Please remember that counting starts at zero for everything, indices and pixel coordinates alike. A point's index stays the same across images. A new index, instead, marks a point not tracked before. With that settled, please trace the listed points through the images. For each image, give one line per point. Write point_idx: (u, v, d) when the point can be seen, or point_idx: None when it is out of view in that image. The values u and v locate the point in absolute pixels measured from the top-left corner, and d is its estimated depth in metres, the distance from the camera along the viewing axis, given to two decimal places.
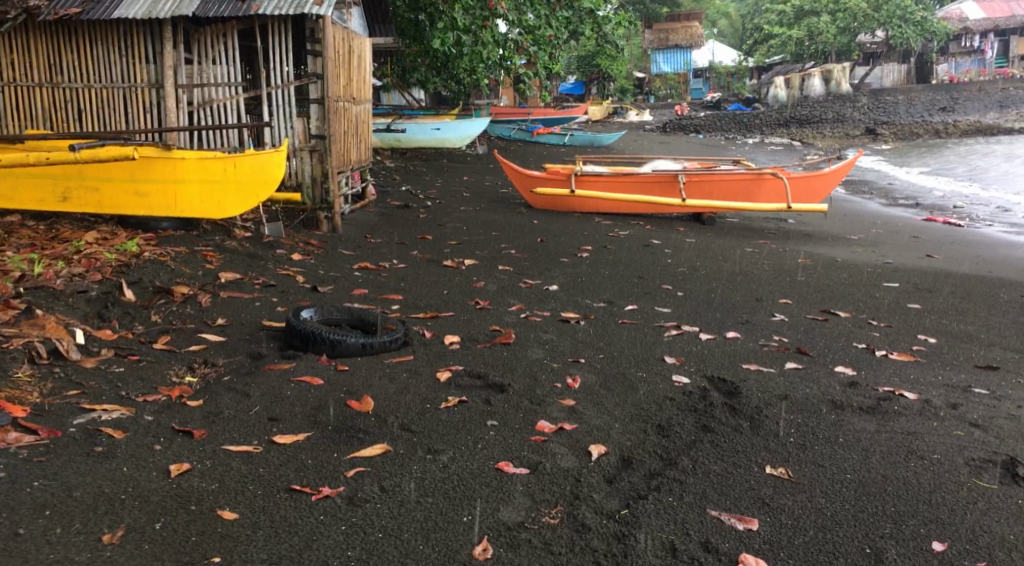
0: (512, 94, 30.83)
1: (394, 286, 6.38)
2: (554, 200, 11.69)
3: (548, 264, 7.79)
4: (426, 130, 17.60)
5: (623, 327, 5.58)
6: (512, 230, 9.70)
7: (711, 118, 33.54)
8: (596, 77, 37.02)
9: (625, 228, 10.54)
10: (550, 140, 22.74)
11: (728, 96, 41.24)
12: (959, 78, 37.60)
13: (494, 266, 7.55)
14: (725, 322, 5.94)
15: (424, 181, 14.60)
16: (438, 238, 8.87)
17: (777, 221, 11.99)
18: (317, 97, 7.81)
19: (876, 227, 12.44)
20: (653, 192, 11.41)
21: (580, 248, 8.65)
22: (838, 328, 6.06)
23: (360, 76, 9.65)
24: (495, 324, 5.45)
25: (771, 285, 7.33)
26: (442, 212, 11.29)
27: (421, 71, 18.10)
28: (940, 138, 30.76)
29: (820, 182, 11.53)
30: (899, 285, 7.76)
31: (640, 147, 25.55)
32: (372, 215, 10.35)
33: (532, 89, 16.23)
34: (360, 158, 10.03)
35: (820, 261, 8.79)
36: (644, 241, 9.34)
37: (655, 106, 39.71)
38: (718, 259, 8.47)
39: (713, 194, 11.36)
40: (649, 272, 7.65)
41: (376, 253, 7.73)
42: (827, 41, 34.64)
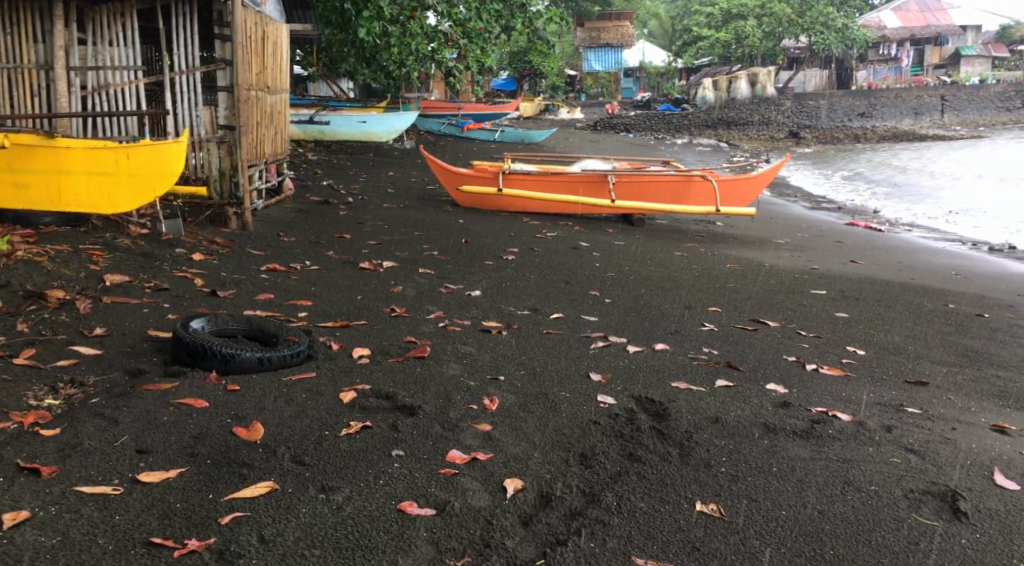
0: (444, 88, 30.42)
1: (302, 291, 5.95)
2: (482, 199, 11.34)
3: (471, 267, 7.44)
4: (351, 123, 17.15)
5: (546, 339, 5.26)
6: (435, 230, 9.31)
7: (641, 117, 33.66)
8: (528, 73, 36.82)
9: (552, 229, 10.24)
10: (480, 137, 22.49)
11: (658, 96, 41.55)
12: (878, 84, 38.59)
13: (413, 269, 7.17)
14: (653, 334, 5.66)
15: (347, 176, 14.11)
16: (357, 238, 8.44)
17: (706, 224, 11.85)
18: (226, 84, 7.50)
19: (804, 231, 12.39)
20: (582, 192, 11.15)
21: (505, 249, 8.32)
22: (767, 338, 5.85)
23: (276, 63, 9.18)
24: (409, 335, 5.08)
25: (698, 292, 7.10)
26: (364, 209, 10.85)
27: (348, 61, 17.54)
28: (860, 143, 31.45)
29: (749, 184, 11.43)
30: (827, 292, 7.62)
31: (571, 145, 25.39)
32: (288, 211, 9.86)
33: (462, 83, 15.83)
34: (275, 153, 9.61)
35: (748, 266, 8.64)
36: (571, 242, 9.06)
37: (586, 104, 39.73)
38: (646, 263, 8.24)
39: (642, 195, 11.16)
40: (576, 277, 7.35)
41: (288, 254, 7.27)
42: (754, 45, 35.09)
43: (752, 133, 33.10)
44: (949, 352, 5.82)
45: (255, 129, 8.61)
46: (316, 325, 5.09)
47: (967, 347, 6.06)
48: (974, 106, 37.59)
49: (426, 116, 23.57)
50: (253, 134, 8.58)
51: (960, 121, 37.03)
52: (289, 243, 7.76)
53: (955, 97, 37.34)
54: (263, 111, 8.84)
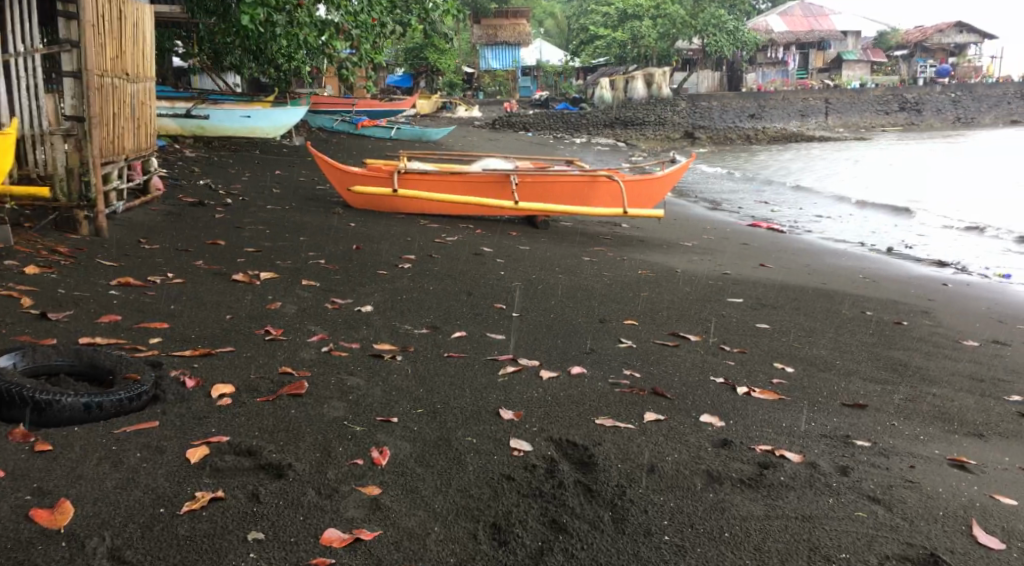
0: (337, 84, 29.32)
1: (157, 312, 5.11)
2: (375, 200, 10.55)
3: (361, 277, 6.68)
4: (234, 118, 16.16)
5: (446, 364, 4.58)
6: (323, 234, 8.51)
7: (539, 116, 33.28)
8: (424, 70, 36.09)
9: (451, 232, 9.56)
10: (376, 134, 21.56)
11: (555, 95, 41.35)
12: (766, 87, 39.35)
13: (295, 281, 6.38)
14: (566, 355, 5.06)
15: (228, 174, 13.08)
16: (232, 245, 7.57)
17: (612, 227, 11.38)
18: (71, 69, 6.67)
19: (709, 233, 12.07)
20: (482, 193, 10.51)
21: (400, 257, 7.59)
22: (690, 356, 5.33)
23: (136, 49, 8.40)
24: (284, 365, 4.34)
25: (610, 303, 6.55)
26: (245, 211, 9.96)
27: (234, 54, 16.44)
28: (752, 144, 31.92)
29: (655, 184, 11.02)
30: (743, 300, 7.19)
31: (469, 143, 24.71)
32: (155, 215, 8.90)
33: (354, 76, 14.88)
34: (138, 148, 8.83)
35: (660, 273, 8.15)
36: (472, 247, 8.41)
37: (484, 102, 39.19)
38: (553, 270, 7.66)
39: (547, 196, 10.61)
40: (478, 287, 6.70)
41: (149, 266, 6.39)
42: (649, 46, 35.18)
43: (649, 133, 33.19)
44: (880, 365, 5.41)
45: (111, 121, 7.84)
46: (169, 354, 4.29)
47: (896, 359, 5.65)
48: (857, 109, 38.79)
49: (317, 112, 22.52)
50: (109, 128, 7.80)
51: (844, 123, 38.14)
52: (151, 254, 6.86)
53: (839, 100, 38.46)
54: (120, 101, 8.02)
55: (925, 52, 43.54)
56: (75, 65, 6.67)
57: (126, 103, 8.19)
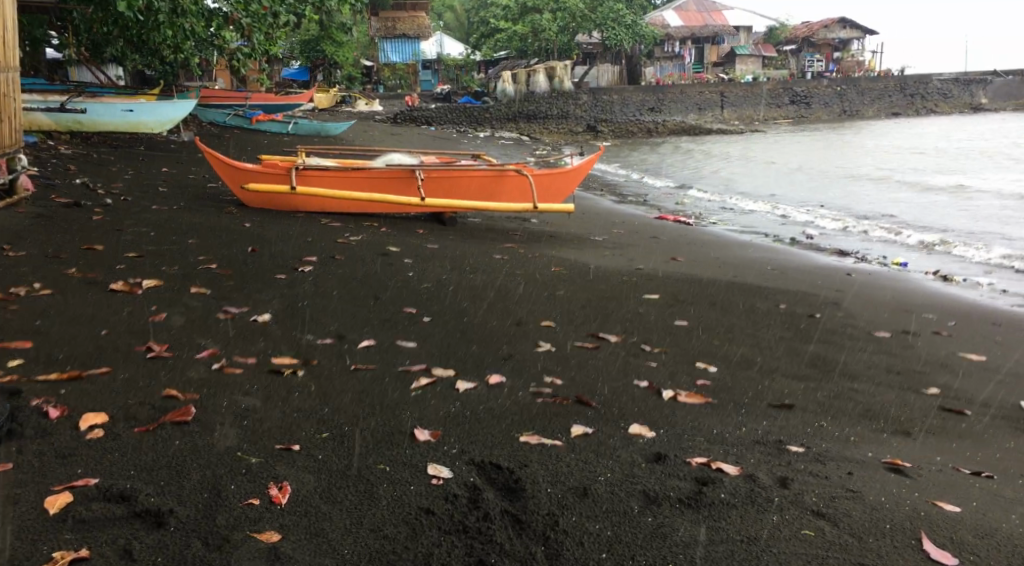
0: (230, 77, 28.18)
1: (18, 330, 4.59)
2: (272, 199, 10.00)
3: (257, 282, 6.24)
4: (114, 112, 15.07)
5: (352, 378, 4.22)
6: (215, 236, 7.96)
7: (441, 109, 32.80)
8: (322, 63, 35.22)
9: (354, 231, 9.12)
10: (272, 129, 20.75)
11: (458, 88, 40.92)
12: (664, 81, 39.81)
13: (183, 288, 5.88)
14: (481, 363, 4.75)
15: (111, 172, 12.26)
16: (112, 250, 6.98)
17: (521, 222, 11.12)
18: None
19: (619, 227, 11.95)
20: (387, 189, 10.09)
21: (300, 259, 7.14)
22: (609, 359, 5.10)
23: None
24: (169, 386, 3.90)
25: (524, 304, 6.28)
26: (128, 211, 9.31)
27: (116, 44, 15.47)
28: (653, 137, 32.28)
29: (564, 178, 10.82)
30: (659, 296, 7.02)
31: (370, 138, 24.07)
32: (25, 219, 8.19)
33: (246, 68, 14.18)
34: (1, 144, 8.15)
35: (573, 270, 7.92)
36: (376, 247, 8.01)
37: (386, 95, 38.46)
38: (462, 270, 7.33)
39: (453, 192, 10.28)
40: (384, 290, 6.32)
41: (14, 277, 5.79)
42: (550, 39, 35.09)
43: (552, 127, 33.14)
44: (802, 361, 5.29)
45: None
46: (31, 379, 3.81)
47: (816, 353, 5.54)
48: (751, 102, 39.73)
49: (210, 106, 21.55)
50: None
51: (739, 116, 39.03)
52: (17, 263, 6.24)
53: (734, 94, 39.30)
54: None
55: (814, 47, 44.98)
56: None
57: None
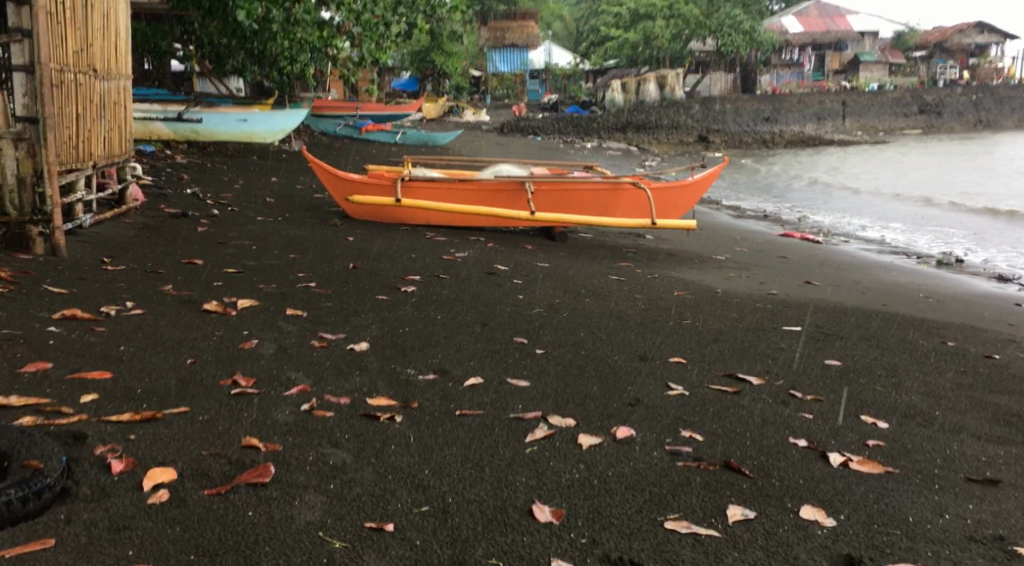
0: (342, 87, 28.41)
1: (99, 356, 4.19)
2: (376, 210, 9.62)
3: (356, 303, 5.75)
4: (230, 121, 15.03)
5: (456, 427, 3.63)
6: (317, 251, 7.55)
7: (549, 119, 32.22)
8: (430, 74, 35.26)
9: (460, 247, 8.59)
10: (380, 138, 20.66)
11: (565, 98, 40.29)
12: (781, 89, 38.09)
13: (278, 310, 5.43)
14: (605, 410, 4.08)
15: (220, 182, 12.17)
16: (211, 265, 6.65)
17: (635, 239, 10.39)
18: (22, 63, 6.11)
19: (742, 245, 11.04)
20: (495, 203, 9.59)
21: (403, 277, 6.64)
22: (754, 407, 4.33)
23: (109, 43, 7.62)
24: (250, 432, 3.39)
25: (647, 335, 5.58)
26: (232, 222, 9.07)
27: (237, 57, 15.54)
28: (768, 148, 30.82)
29: (684, 191, 10.06)
30: (802, 328, 6.16)
31: (478, 148, 23.71)
32: (130, 229, 8.00)
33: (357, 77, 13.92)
34: (111, 154, 7.98)
35: (699, 295, 7.13)
36: (484, 265, 7.45)
37: (493, 105, 38.18)
38: (577, 293, 6.67)
39: (565, 206, 9.69)
40: (492, 316, 5.73)
41: (107, 294, 5.47)
42: (661, 47, 34.06)
43: (662, 137, 32.08)
44: (990, 418, 4.39)
45: (76, 122, 7.00)
46: (100, 419, 3.35)
47: (1006, 407, 4.61)
48: (874, 111, 37.63)
49: (321, 116, 21.65)
50: (74, 128, 6.98)
51: (861, 126, 36.96)
52: (113, 278, 5.95)
53: (856, 103, 37.29)
54: (88, 100, 7.25)
55: (945, 53, 42.25)
56: (27, 56, 6.14)
57: (94, 102, 7.40)
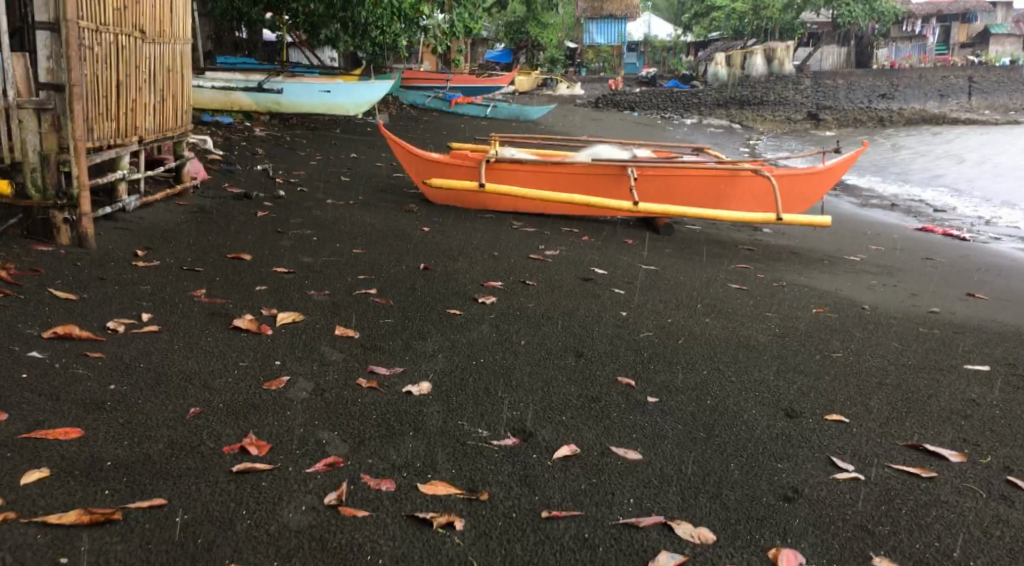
0: (435, 59, 27.46)
1: (77, 397, 3.20)
2: (457, 195, 8.57)
3: (422, 321, 4.66)
4: (313, 92, 13.94)
5: (542, 547, 2.57)
6: (386, 245, 6.51)
7: (647, 94, 30.63)
8: (525, 45, 34.07)
9: (551, 242, 7.42)
10: (469, 112, 19.62)
11: (664, 71, 38.38)
12: (900, 64, 34.94)
13: (325, 328, 4.39)
14: (753, 509, 2.87)
15: (296, 157, 11.30)
16: (260, 262, 5.67)
17: (753, 234, 9.00)
18: (49, 21, 5.18)
19: (877, 243, 9.50)
20: (593, 189, 8.42)
21: (482, 284, 5.52)
22: (967, 509, 3.03)
23: (159, 3, 6.64)
24: (241, 550, 2.43)
25: (787, 375, 4.31)
26: (297, 205, 8.12)
27: (329, 26, 14.65)
28: (885, 127, 28.41)
29: (813, 180, 8.63)
30: (990, 368, 4.74)
31: (572, 124, 22.39)
32: (181, 212, 7.12)
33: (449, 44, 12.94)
34: (163, 128, 7.07)
35: (844, 313, 5.77)
36: (579, 268, 6.26)
37: (588, 79, 36.65)
38: (693, 309, 5.42)
39: (673, 195, 8.44)
40: (588, 343, 4.56)
41: (125, 300, 4.52)
42: (770, 17, 31.91)
43: (768, 114, 29.99)
44: None
45: (117, 92, 6.10)
46: (39, 521, 2.42)
47: None
48: (1005, 88, 34.36)
49: (409, 88, 20.75)
50: (115, 99, 6.08)
51: (990, 104, 33.74)
52: (140, 277, 5.01)
53: (984, 79, 34.20)
54: (132, 66, 6.30)
55: None
56: (53, 12, 5.19)
57: (142, 70, 6.48)
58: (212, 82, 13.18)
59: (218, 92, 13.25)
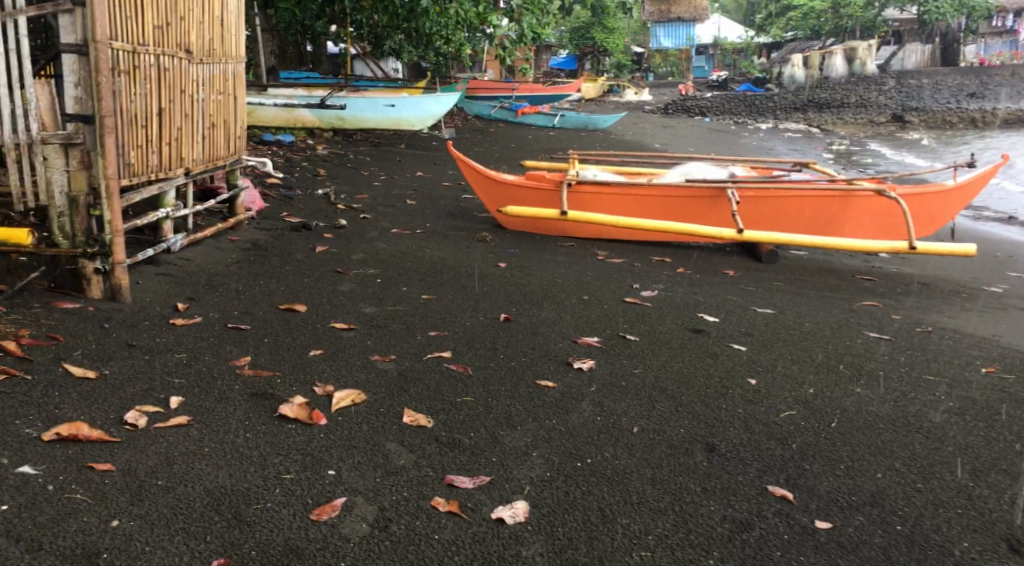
0: (499, 67, 26.85)
1: (64, 543, 2.52)
2: (534, 223, 7.72)
3: (507, 400, 3.78)
4: (377, 107, 13.27)
5: None
6: (459, 288, 5.65)
7: (720, 99, 29.45)
8: (591, 50, 33.18)
9: (646, 278, 6.48)
10: (537, 122, 18.73)
11: (736, 75, 37.08)
12: (990, 61, 32.80)
13: (391, 413, 3.55)
14: None
15: (359, 178, 10.57)
16: (317, 314, 4.87)
17: (870, 262, 7.91)
18: (77, 42, 4.45)
19: (1014, 268, 8.30)
20: (688, 214, 7.46)
21: (575, 341, 4.63)
22: None
23: (205, 17, 5.89)
24: None
25: (988, 479, 3.32)
26: (359, 236, 7.34)
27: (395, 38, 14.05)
28: (977, 129, 26.56)
29: (941, 199, 7.51)
30: None
31: (644, 132, 21.38)
32: (233, 249, 6.39)
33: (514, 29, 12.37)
34: (214, 156, 6.34)
35: (1018, 373, 4.70)
36: (687, 315, 5.31)
37: (656, 84, 35.57)
38: (837, 372, 4.43)
39: (780, 219, 7.42)
40: (720, 427, 3.62)
41: (153, 377, 3.73)
42: (851, 15, 30.28)
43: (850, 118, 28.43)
44: None
45: (160, 119, 5.38)
46: None
47: None
48: None
49: (475, 98, 20.07)
50: (157, 127, 5.36)
51: None
52: (175, 340, 4.24)
53: None
54: (177, 89, 5.58)
55: None
56: (82, 32, 4.46)
57: (189, 94, 5.77)
58: (274, 98, 12.49)
59: (281, 109, 12.55)
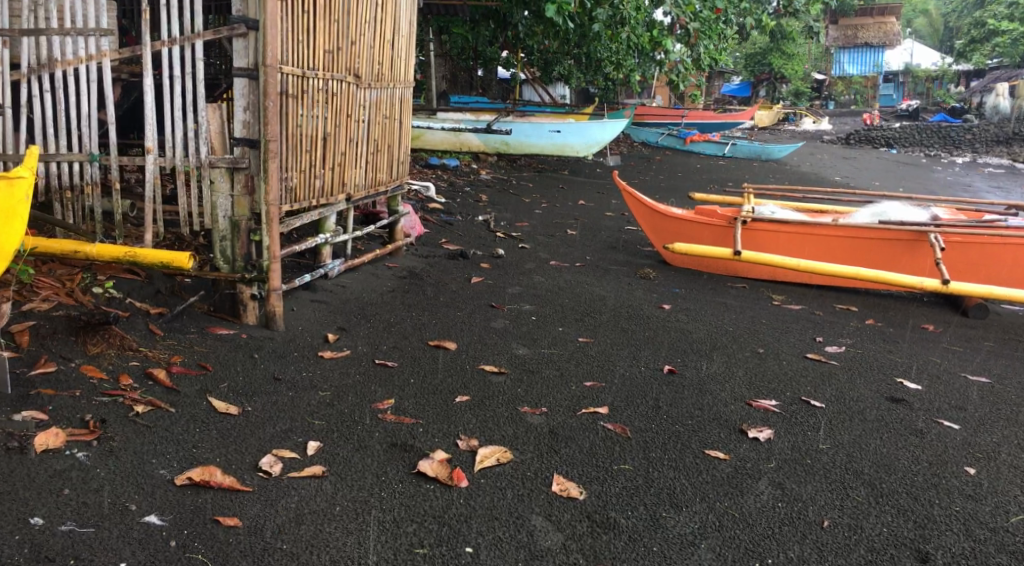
0: (669, 94, 26.25)
1: None
2: (703, 261, 7.20)
3: (670, 471, 3.32)
4: (541, 132, 12.87)
5: None
6: (620, 332, 5.22)
7: (908, 130, 27.48)
8: (767, 78, 31.87)
9: (830, 329, 5.82)
10: (705, 150, 18.04)
11: (928, 104, 34.56)
12: None
13: (539, 478, 3.17)
14: None
15: (520, 205, 10.35)
16: (467, 354, 4.58)
17: None
18: (249, 66, 4.36)
19: None
20: (879, 258, 6.70)
21: (750, 403, 4.10)
22: None
23: (375, 40, 5.77)
24: None
25: None
26: (517, 268, 7.06)
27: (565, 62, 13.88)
28: None
29: None
30: None
31: (823, 164, 20.14)
32: (389, 276, 6.26)
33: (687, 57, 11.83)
34: (376, 181, 6.24)
35: None
36: (882, 379, 4.63)
37: (837, 113, 33.73)
38: None
39: (991, 269, 6.53)
40: (930, 534, 3.02)
41: (293, 415, 3.54)
42: None
43: None
44: None
45: (324, 144, 5.29)
46: None
47: None
48: None
49: (643, 125, 19.59)
50: (320, 152, 5.27)
51: None
52: (320, 374, 4.06)
53: None
54: (343, 112, 5.48)
55: None
56: (254, 57, 4.37)
57: (355, 119, 5.67)
58: (442, 123, 12.55)
59: (447, 133, 12.57)
